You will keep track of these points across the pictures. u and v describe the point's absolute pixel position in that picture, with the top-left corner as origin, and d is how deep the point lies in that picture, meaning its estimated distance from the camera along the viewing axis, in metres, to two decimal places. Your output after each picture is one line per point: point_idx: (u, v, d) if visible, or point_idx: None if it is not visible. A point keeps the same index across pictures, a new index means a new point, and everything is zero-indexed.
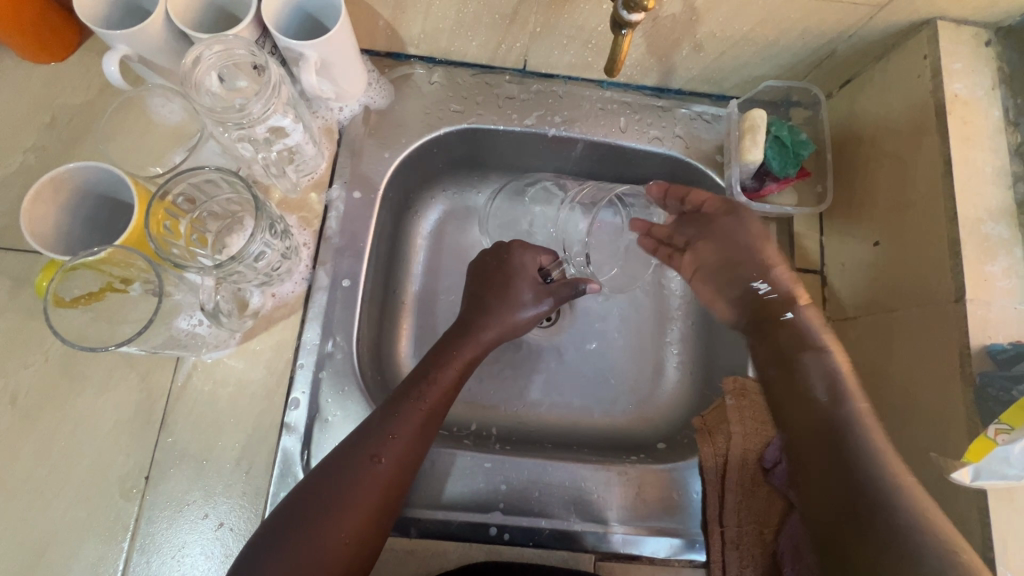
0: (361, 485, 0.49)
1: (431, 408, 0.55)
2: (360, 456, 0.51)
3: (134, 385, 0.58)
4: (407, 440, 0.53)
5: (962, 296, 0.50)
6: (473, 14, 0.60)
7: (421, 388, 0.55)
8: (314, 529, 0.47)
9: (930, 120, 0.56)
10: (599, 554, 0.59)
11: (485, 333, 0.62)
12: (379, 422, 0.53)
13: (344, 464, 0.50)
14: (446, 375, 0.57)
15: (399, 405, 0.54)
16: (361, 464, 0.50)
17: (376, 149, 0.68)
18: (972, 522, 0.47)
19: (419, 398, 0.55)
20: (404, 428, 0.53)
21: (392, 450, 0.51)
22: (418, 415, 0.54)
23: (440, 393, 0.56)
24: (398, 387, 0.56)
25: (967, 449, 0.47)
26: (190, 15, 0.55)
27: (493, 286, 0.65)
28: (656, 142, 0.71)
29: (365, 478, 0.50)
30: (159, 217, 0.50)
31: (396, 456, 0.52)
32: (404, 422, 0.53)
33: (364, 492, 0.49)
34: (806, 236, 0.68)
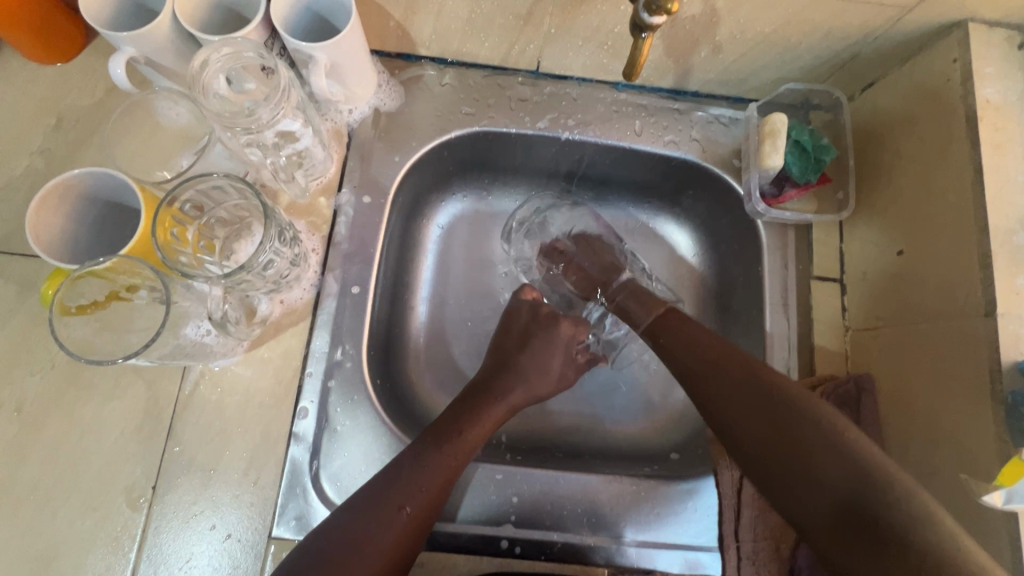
0: (385, 532, 0.49)
1: (460, 461, 0.54)
2: (387, 501, 0.51)
3: (141, 393, 0.57)
4: (434, 492, 0.52)
5: (993, 310, 0.49)
6: (486, 14, 0.59)
7: (448, 444, 0.54)
8: (336, 572, 0.47)
9: (959, 127, 0.54)
10: (613, 568, 0.57)
11: (514, 396, 0.60)
12: (408, 470, 0.52)
13: (370, 509, 0.50)
14: (477, 430, 0.57)
15: (426, 455, 0.53)
16: (388, 514, 0.50)
17: (386, 152, 0.67)
18: (1002, 545, 0.45)
19: (449, 449, 0.54)
20: (432, 479, 0.52)
21: (419, 500, 0.51)
22: (447, 469, 0.53)
23: (464, 451, 0.55)
24: (426, 433, 0.55)
25: (999, 473, 0.46)
26: (199, 16, 0.53)
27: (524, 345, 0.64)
28: (672, 145, 0.69)
29: (391, 528, 0.50)
30: (166, 224, 0.49)
31: (421, 506, 0.51)
32: (432, 473, 0.53)
33: (386, 539, 0.49)
34: (826, 244, 0.67)
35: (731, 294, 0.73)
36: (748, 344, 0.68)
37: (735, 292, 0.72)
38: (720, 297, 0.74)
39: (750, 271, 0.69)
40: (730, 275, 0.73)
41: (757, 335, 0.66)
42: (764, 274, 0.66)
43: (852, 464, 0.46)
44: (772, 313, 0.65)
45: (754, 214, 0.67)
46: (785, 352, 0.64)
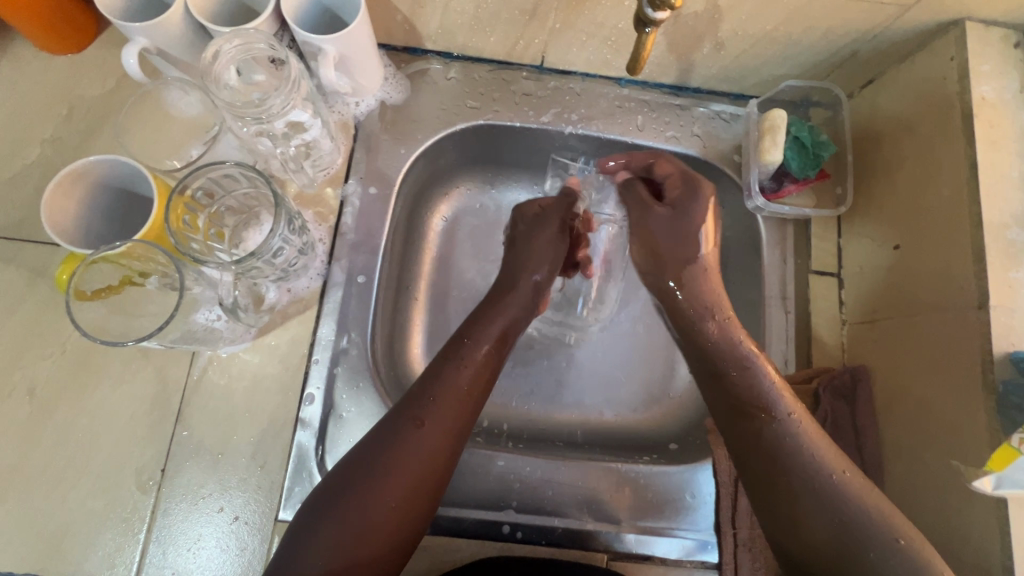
0: (408, 449, 0.49)
1: (474, 374, 0.55)
2: (403, 418, 0.51)
3: (150, 378, 0.58)
4: (453, 404, 0.53)
5: (985, 303, 0.50)
6: (493, 9, 0.60)
7: (461, 351, 0.56)
8: (365, 486, 0.48)
9: (955, 123, 0.55)
10: (612, 554, 0.59)
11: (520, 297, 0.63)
12: (420, 386, 0.53)
13: (393, 430, 0.50)
14: (486, 338, 0.58)
15: (441, 370, 0.54)
16: (406, 429, 0.50)
17: (392, 145, 0.68)
18: (991, 532, 0.46)
19: (459, 362, 0.55)
20: (444, 391, 0.53)
21: (433, 414, 0.51)
22: (466, 379, 0.54)
23: (481, 357, 0.57)
24: (440, 352, 0.57)
25: (988, 458, 0.47)
26: (211, 9, 0.54)
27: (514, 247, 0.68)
28: (673, 141, 0.70)
29: (413, 442, 0.50)
30: (178, 211, 0.50)
31: (442, 419, 0.51)
32: (444, 385, 0.53)
33: (415, 456, 0.49)
34: (824, 239, 0.68)
35: None
36: None
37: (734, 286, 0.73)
38: None
39: (749, 265, 0.70)
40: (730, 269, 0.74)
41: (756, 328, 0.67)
42: (763, 268, 0.67)
43: (838, 515, 0.48)
44: (770, 306, 0.66)
45: (754, 210, 0.68)
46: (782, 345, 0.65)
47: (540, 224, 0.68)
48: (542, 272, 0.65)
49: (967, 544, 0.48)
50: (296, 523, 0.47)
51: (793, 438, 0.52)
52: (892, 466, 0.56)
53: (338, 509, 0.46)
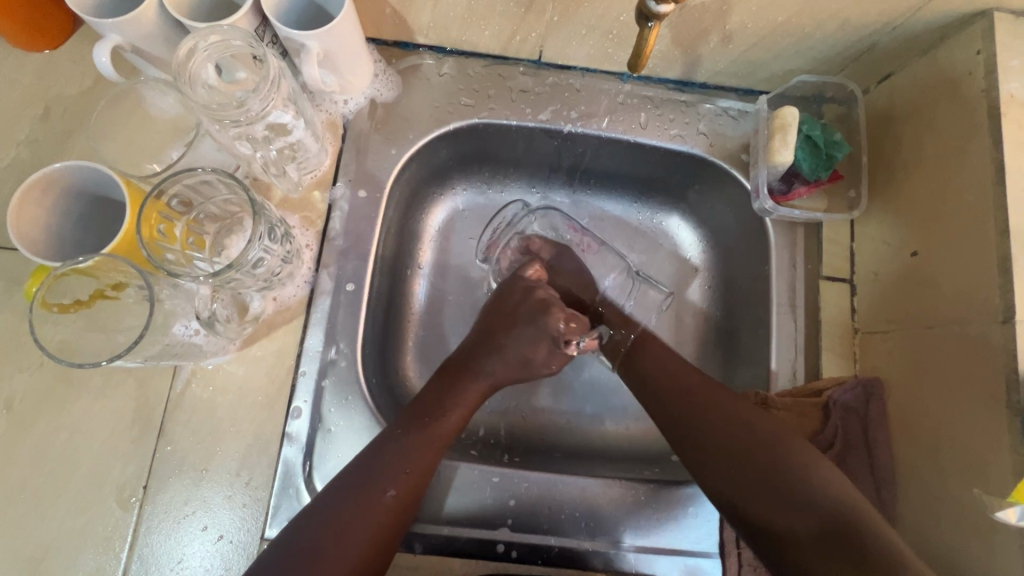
0: (370, 514, 0.49)
1: (443, 441, 0.54)
2: (372, 484, 0.50)
3: (131, 391, 0.56)
4: (420, 473, 0.52)
5: (1010, 317, 0.47)
6: (486, 1, 0.56)
7: (432, 421, 0.55)
8: (322, 555, 0.46)
9: (981, 123, 0.51)
10: (610, 573, 0.56)
11: (498, 372, 0.60)
12: (390, 448, 0.52)
13: (356, 492, 0.49)
14: (461, 407, 0.57)
15: (409, 434, 0.53)
16: (372, 497, 0.49)
17: (382, 145, 0.65)
18: (1012, 561, 0.44)
19: (432, 430, 0.54)
20: (417, 460, 0.52)
21: (403, 483, 0.51)
22: (433, 450, 0.53)
23: (451, 428, 0.56)
24: (404, 414, 0.55)
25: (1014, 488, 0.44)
26: (185, 1, 0.51)
27: (511, 329, 0.62)
28: (678, 139, 0.67)
29: (377, 509, 0.49)
30: (151, 220, 0.47)
31: (408, 487, 0.51)
32: (416, 454, 0.52)
33: (372, 523, 0.49)
34: (836, 243, 0.65)
35: (736, 293, 0.71)
36: (752, 346, 0.66)
37: (741, 292, 0.70)
38: (725, 297, 0.72)
39: (757, 271, 0.67)
40: (736, 273, 0.71)
41: (763, 337, 0.65)
42: (772, 274, 0.64)
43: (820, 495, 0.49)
44: (779, 314, 0.63)
45: (762, 212, 0.65)
46: (791, 355, 0.62)
47: (534, 354, 0.62)
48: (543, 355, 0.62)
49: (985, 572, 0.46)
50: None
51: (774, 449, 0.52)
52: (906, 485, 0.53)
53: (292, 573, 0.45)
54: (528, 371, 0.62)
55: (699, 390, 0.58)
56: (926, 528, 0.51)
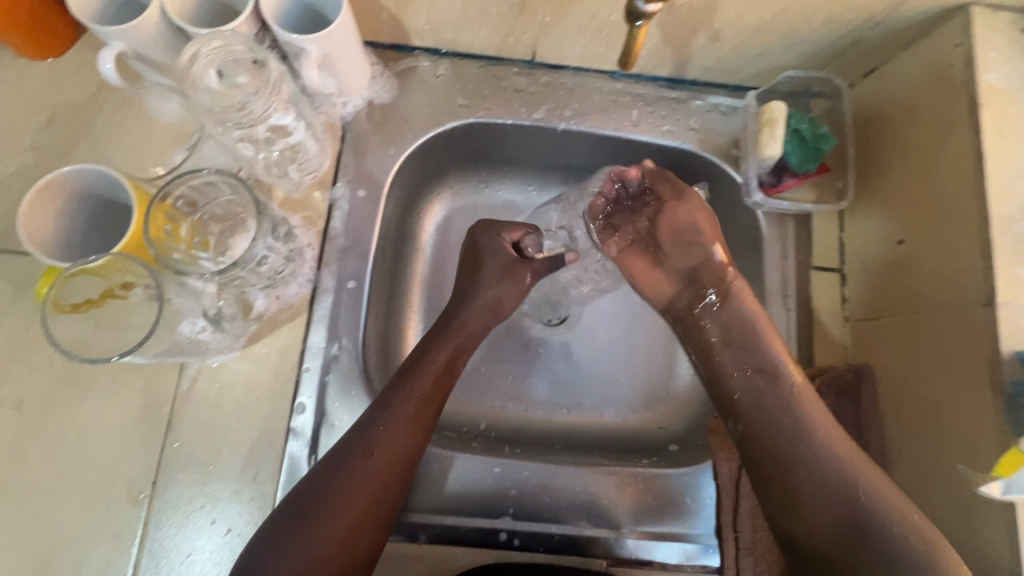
0: (356, 477, 0.50)
1: (425, 399, 0.55)
2: (354, 448, 0.51)
3: (139, 389, 0.57)
4: (402, 431, 0.53)
5: (993, 300, 0.48)
6: (480, 4, 0.58)
7: (409, 379, 0.55)
8: (316, 518, 0.49)
9: (960, 114, 0.53)
10: (611, 560, 0.58)
11: (472, 321, 0.61)
12: (375, 413, 0.53)
13: (343, 459, 0.51)
14: (438, 361, 0.57)
15: (391, 399, 0.54)
16: (356, 460, 0.51)
17: (381, 145, 0.66)
18: (999, 536, 0.45)
19: (410, 388, 0.55)
20: (396, 419, 0.53)
21: (384, 443, 0.52)
22: (412, 408, 0.54)
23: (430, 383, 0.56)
24: (388, 381, 0.56)
25: (996, 464, 0.45)
26: (187, 9, 0.53)
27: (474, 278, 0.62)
28: (669, 135, 0.69)
29: (360, 472, 0.51)
30: (158, 221, 0.48)
31: (392, 445, 0.52)
32: (395, 414, 0.53)
33: (360, 486, 0.50)
34: (826, 234, 0.66)
35: None
36: None
37: None
38: None
39: (749, 263, 0.69)
40: None
41: None
42: (764, 265, 0.66)
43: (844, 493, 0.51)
44: (771, 304, 0.65)
45: (754, 205, 0.67)
46: (784, 345, 0.64)
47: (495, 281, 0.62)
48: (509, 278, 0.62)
49: (973, 547, 0.47)
50: (254, 542, 0.49)
51: (836, 492, 0.51)
52: (897, 468, 0.55)
53: (288, 539, 0.48)
54: (498, 313, 0.62)
55: (794, 414, 0.54)
56: (916, 507, 0.53)
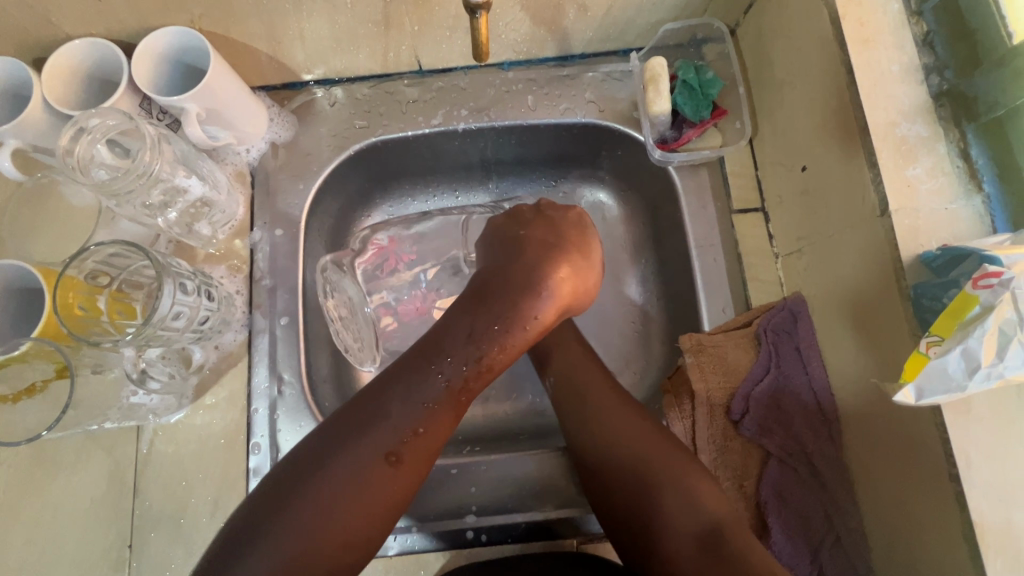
0: (373, 487, 0.44)
1: (459, 394, 0.48)
2: (375, 444, 0.44)
3: (101, 461, 0.59)
4: (432, 431, 0.46)
5: (886, 209, 0.47)
6: (347, 26, 0.60)
7: (439, 362, 0.47)
8: (324, 528, 0.42)
9: (826, 29, 0.52)
10: (581, 537, 0.59)
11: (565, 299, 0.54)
12: (399, 397, 0.45)
13: (357, 457, 0.44)
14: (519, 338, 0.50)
15: (420, 385, 0.46)
16: (379, 466, 0.44)
17: (290, 182, 0.68)
18: (932, 440, 0.44)
19: (442, 376, 0.47)
20: (426, 416, 0.46)
21: (413, 444, 0.45)
22: (441, 398, 0.47)
23: (466, 376, 0.48)
24: (414, 347, 0.49)
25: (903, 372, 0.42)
26: (70, 95, 0.56)
27: (522, 259, 0.55)
28: (569, 113, 0.69)
29: (383, 481, 0.44)
30: (69, 299, 0.50)
31: (419, 448, 0.46)
32: (423, 407, 0.46)
33: (384, 493, 0.44)
34: (740, 176, 0.67)
35: (662, 246, 0.72)
36: (685, 293, 0.68)
37: (665, 243, 0.72)
38: (655, 253, 0.74)
39: (673, 219, 0.69)
40: (659, 226, 0.73)
41: (691, 281, 0.66)
42: (685, 219, 0.66)
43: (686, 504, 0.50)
44: (699, 256, 0.65)
45: (662, 163, 0.67)
46: (719, 293, 0.64)
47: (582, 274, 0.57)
48: (567, 278, 0.55)
49: (912, 450, 0.46)
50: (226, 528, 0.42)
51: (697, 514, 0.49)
52: (843, 394, 0.54)
53: (266, 530, 0.41)
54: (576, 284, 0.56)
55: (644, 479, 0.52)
56: (865, 427, 0.52)
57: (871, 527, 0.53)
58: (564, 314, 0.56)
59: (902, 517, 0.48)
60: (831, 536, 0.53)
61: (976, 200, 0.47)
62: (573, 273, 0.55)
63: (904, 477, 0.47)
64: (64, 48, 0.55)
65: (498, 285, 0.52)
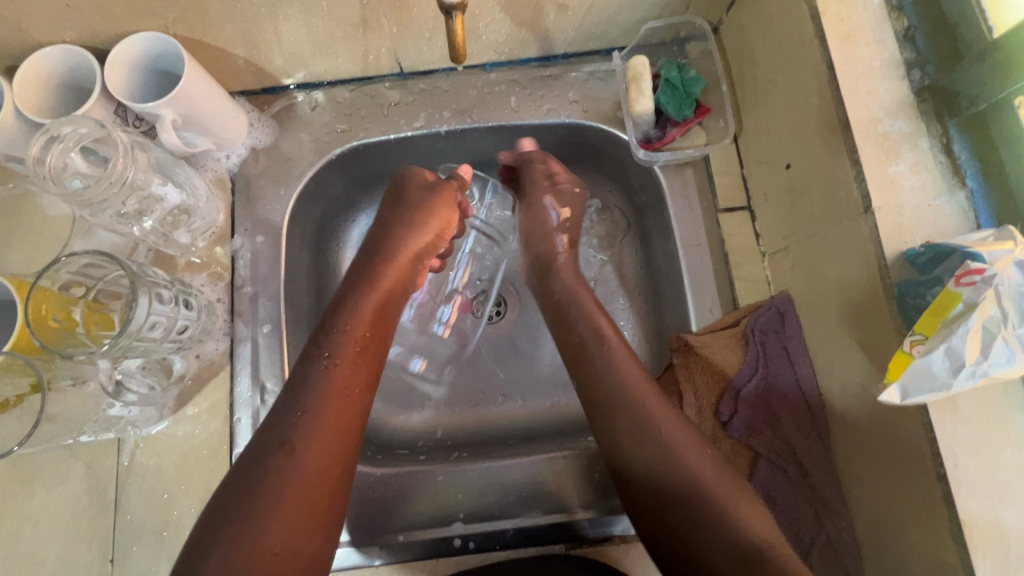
0: (282, 478, 0.44)
1: (341, 372, 0.50)
2: (278, 436, 0.46)
3: (81, 474, 0.58)
4: (328, 407, 0.48)
5: (869, 206, 0.47)
6: (324, 30, 0.60)
7: (323, 343, 0.51)
8: (247, 528, 0.42)
9: (807, 26, 0.52)
10: (568, 543, 0.58)
11: (402, 263, 0.59)
12: (286, 398, 0.48)
13: (259, 457, 0.45)
14: (357, 326, 0.53)
15: (306, 371, 0.50)
16: (277, 457, 0.45)
17: (272, 188, 0.67)
18: (920, 439, 0.43)
19: (321, 360, 0.50)
20: (311, 399, 0.48)
21: (312, 432, 0.46)
22: (326, 381, 0.49)
23: (355, 344, 0.53)
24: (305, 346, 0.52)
25: (888, 371, 0.42)
26: (43, 103, 0.56)
27: (388, 227, 0.61)
28: (552, 113, 0.68)
29: (291, 472, 0.45)
30: (42, 312, 0.49)
31: (326, 427, 0.47)
32: (309, 391, 0.48)
33: (299, 482, 0.45)
34: (726, 175, 0.66)
35: (649, 246, 0.72)
36: (673, 293, 0.68)
37: (652, 244, 0.71)
38: (642, 253, 0.73)
39: (659, 219, 0.69)
40: (645, 226, 0.72)
41: (678, 282, 0.66)
42: (671, 219, 0.66)
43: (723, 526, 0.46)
44: (685, 256, 0.65)
45: (646, 162, 0.66)
46: (706, 293, 0.64)
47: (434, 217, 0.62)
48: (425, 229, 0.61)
49: (902, 451, 0.45)
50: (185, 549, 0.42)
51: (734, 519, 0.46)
52: (831, 394, 0.54)
53: (211, 553, 0.41)
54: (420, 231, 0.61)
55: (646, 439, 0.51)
56: (853, 427, 0.51)
57: (862, 529, 0.52)
58: (432, 251, 0.63)
59: (892, 518, 0.48)
60: (822, 538, 0.52)
61: (959, 195, 0.47)
62: (409, 251, 0.60)
63: (894, 473, 0.47)
64: (35, 56, 0.54)
65: (371, 257, 0.59)
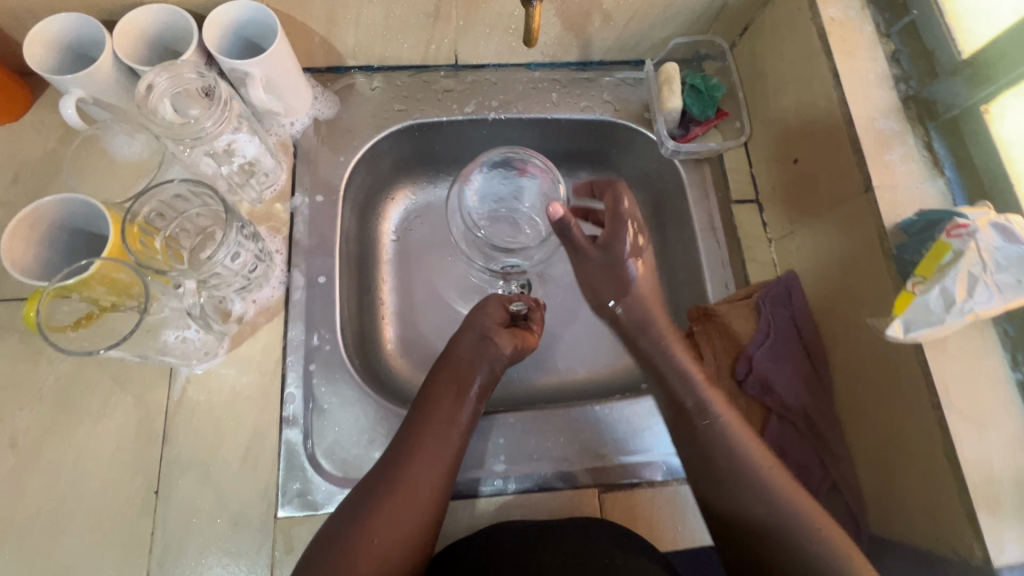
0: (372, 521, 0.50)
1: (442, 440, 0.55)
2: (378, 484, 0.52)
3: (131, 407, 0.59)
4: (421, 467, 0.53)
5: (870, 186, 0.56)
6: (400, 17, 0.67)
7: (426, 409, 0.57)
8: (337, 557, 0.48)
9: (814, 44, 0.63)
10: (602, 487, 0.62)
11: (489, 351, 0.63)
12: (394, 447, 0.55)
13: (356, 502, 0.51)
14: (447, 397, 0.58)
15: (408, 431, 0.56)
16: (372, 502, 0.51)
17: (332, 155, 0.72)
18: (915, 374, 0.51)
19: (421, 426, 0.56)
20: (414, 457, 0.54)
21: (402, 488, 0.52)
22: (427, 444, 0.55)
23: (450, 411, 0.58)
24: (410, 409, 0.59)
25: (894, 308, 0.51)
26: (137, 53, 0.61)
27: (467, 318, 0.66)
28: (588, 110, 0.77)
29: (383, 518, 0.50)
30: (135, 234, 0.53)
31: (421, 484, 0.53)
32: (412, 450, 0.54)
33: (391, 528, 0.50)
34: (738, 172, 0.76)
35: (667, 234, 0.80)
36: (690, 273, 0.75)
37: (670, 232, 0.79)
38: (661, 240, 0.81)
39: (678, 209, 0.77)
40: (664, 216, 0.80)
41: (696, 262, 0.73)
42: (691, 206, 0.74)
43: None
44: (702, 239, 0.73)
45: (669, 156, 0.75)
46: (721, 271, 0.72)
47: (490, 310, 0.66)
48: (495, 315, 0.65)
49: (901, 390, 0.53)
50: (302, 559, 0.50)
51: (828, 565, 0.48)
52: (836, 353, 0.61)
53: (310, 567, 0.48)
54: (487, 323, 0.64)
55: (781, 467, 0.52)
56: (856, 378, 0.59)
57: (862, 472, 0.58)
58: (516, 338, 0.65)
59: (889, 453, 0.55)
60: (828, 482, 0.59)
61: (939, 181, 0.56)
62: (485, 335, 0.64)
63: (892, 412, 0.54)
64: (138, 12, 0.59)
65: (459, 340, 0.64)
